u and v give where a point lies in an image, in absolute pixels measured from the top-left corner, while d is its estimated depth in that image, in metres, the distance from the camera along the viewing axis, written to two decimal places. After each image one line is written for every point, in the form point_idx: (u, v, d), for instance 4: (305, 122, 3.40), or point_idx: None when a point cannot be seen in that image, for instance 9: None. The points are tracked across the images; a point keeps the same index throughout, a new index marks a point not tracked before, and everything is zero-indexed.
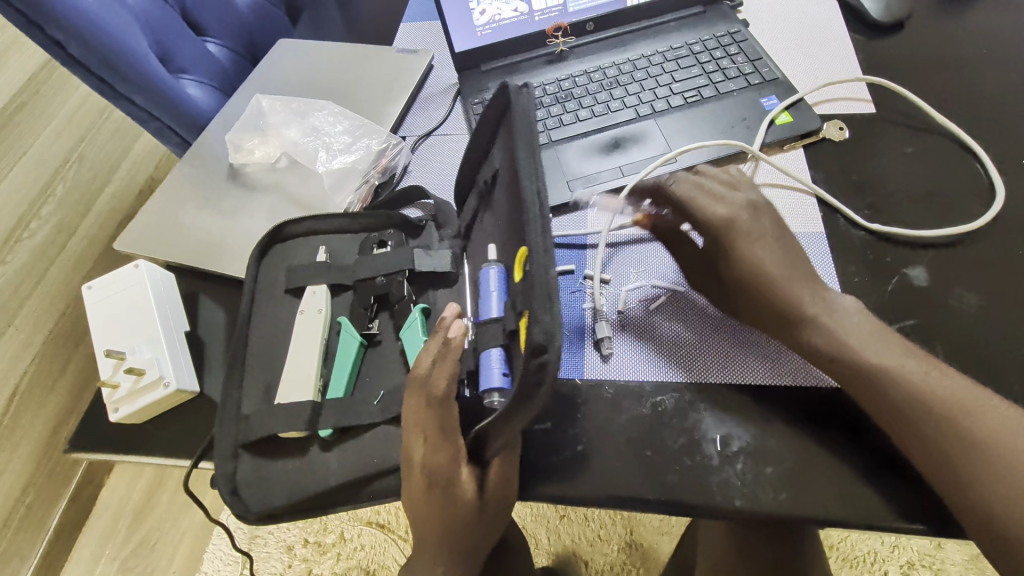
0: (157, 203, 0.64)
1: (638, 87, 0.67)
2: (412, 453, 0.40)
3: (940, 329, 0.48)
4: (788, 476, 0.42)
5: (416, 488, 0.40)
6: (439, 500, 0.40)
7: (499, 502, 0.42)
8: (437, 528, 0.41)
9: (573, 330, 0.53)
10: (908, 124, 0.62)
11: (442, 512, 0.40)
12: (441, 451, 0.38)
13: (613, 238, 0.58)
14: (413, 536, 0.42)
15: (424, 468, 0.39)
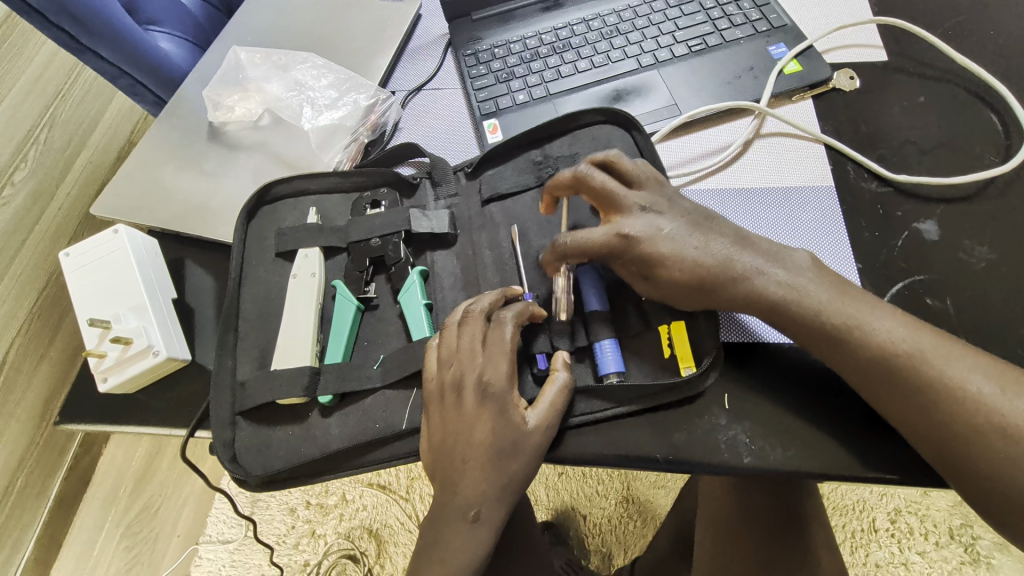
0: (133, 164, 0.61)
1: (640, 35, 0.64)
2: (466, 372, 0.42)
3: (950, 284, 0.47)
4: (796, 433, 0.42)
5: (467, 406, 0.41)
6: (490, 417, 0.41)
7: (548, 429, 0.42)
8: (480, 455, 0.40)
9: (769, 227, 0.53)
10: (920, 73, 0.59)
11: (491, 433, 0.41)
12: (497, 365, 0.42)
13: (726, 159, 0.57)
14: (444, 472, 0.42)
15: (477, 384, 0.41)
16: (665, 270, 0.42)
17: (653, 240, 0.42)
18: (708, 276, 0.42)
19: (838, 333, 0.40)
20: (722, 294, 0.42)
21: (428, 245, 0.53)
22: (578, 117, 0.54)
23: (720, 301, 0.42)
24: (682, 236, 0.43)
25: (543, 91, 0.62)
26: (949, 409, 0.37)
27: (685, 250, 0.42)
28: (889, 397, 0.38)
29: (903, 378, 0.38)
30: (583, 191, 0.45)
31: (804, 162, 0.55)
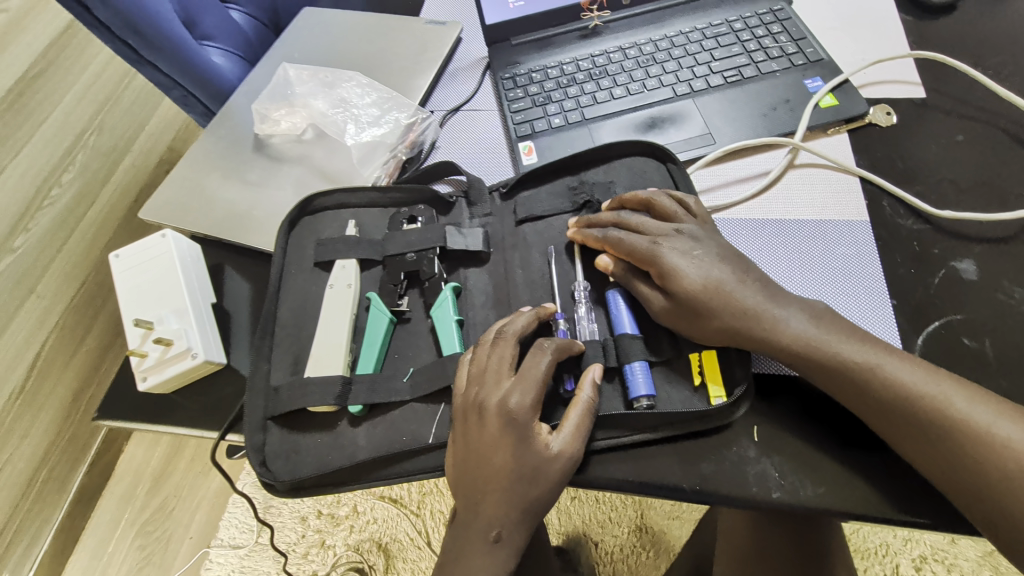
0: (181, 172, 0.63)
1: (676, 65, 0.65)
2: (490, 395, 0.42)
3: (988, 325, 0.47)
4: (827, 471, 0.41)
5: (489, 429, 0.41)
6: (511, 443, 0.41)
7: (572, 457, 0.41)
8: (502, 478, 0.41)
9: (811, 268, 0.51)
10: (958, 111, 0.59)
11: (512, 458, 0.40)
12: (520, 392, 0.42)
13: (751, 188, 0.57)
14: (465, 492, 0.42)
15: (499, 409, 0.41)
16: (711, 308, 0.42)
17: (685, 256, 0.44)
18: (744, 312, 0.42)
19: (867, 380, 0.39)
20: (758, 330, 0.42)
21: (461, 263, 0.54)
22: (615, 145, 0.55)
23: (753, 338, 0.42)
24: (713, 266, 0.44)
25: (579, 115, 0.63)
26: (990, 456, 0.36)
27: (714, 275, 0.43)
28: (922, 448, 0.38)
29: (937, 427, 0.37)
30: (608, 241, 0.48)
31: (839, 195, 0.55)
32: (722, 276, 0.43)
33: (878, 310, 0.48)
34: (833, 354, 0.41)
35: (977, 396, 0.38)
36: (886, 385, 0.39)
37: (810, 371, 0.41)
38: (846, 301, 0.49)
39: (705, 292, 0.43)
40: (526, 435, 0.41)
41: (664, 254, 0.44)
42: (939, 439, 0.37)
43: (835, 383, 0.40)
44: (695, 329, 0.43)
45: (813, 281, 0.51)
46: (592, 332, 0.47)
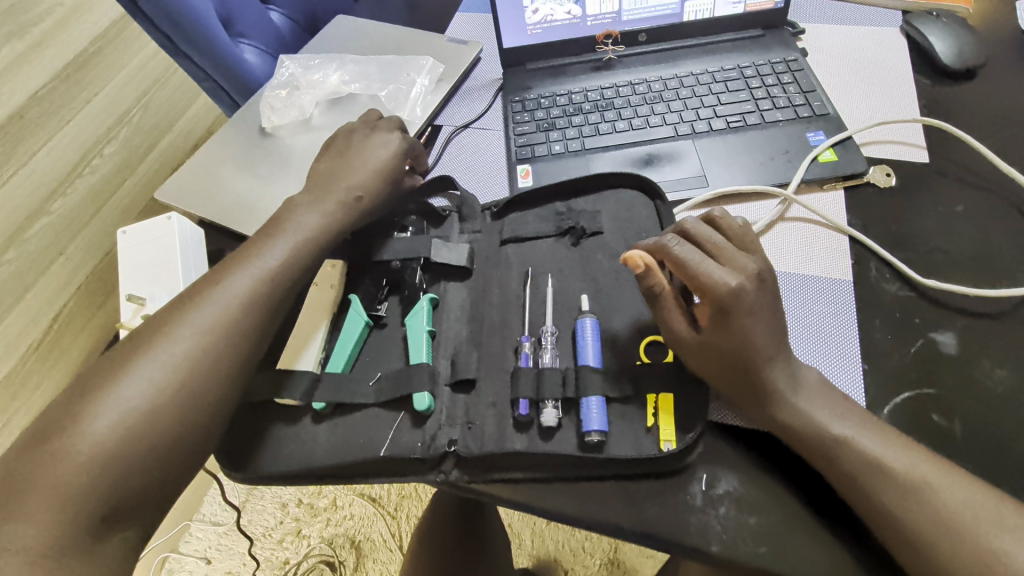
0: (199, 159, 0.67)
1: (681, 105, 0.66)
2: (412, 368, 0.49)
3: (960, 403, 0.46)
4: (770, 531, 0.41)
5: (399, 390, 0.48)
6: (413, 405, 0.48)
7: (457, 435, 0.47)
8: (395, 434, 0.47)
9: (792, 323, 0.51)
10: (962, 180, 0.59)
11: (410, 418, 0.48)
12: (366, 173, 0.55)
13: None
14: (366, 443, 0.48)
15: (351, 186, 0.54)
16: (731, 352, 0.42)
17: (753, 306, 0.42)
18: (747, 362, 0.42)
19: (826, 444, 0.40)
20: (754, 374, 0.42)
21: (444, 276, 0.56)
22: (607, 176, 0.56)
23: (746, 382, 0.42)
24: (763, 320, 0.42)
25: (579, 144, 0.65)
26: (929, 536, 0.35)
27: (760, 330, 0.42)
28: None
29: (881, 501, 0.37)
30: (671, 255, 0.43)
31: (827, 252, 0.55)
32: (759, 337, 0.42)
33: (846, 371, 0.48)
34: (804, 419, 0.41)
35: (949, 477, 0.38)
36: (858, 455, 0.39)
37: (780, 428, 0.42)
38: (817, 358, 0.49)
39: (737, 350, 0.42)
40: (427, 405, 0.47)
41: (725, 295, 0.41)
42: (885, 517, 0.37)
43: (805, 448, 0.40)
44: (705, 365, 0.43)
45: (794, 337, 0.50)
46: (554, 361, 0.48)
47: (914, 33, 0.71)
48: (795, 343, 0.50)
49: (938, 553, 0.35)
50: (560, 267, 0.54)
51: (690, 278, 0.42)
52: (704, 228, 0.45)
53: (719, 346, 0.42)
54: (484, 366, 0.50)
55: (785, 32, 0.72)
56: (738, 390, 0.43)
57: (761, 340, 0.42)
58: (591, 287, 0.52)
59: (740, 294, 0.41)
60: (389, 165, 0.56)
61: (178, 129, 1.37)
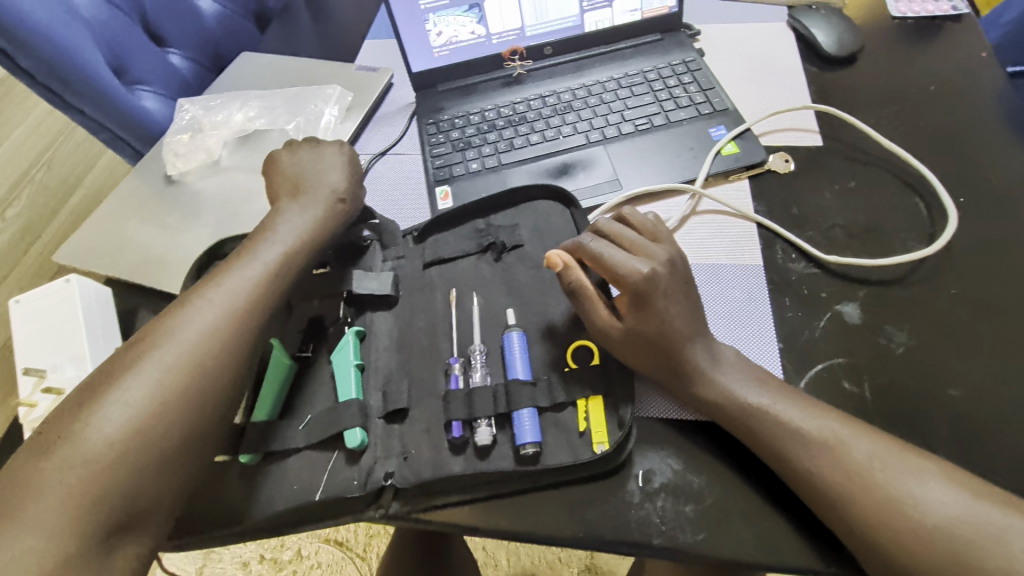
0: (101, 215, 0.64)
1: (591, 113, 0.68)
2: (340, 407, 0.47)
3: (869, 368, 0.48)
4: (707, 516, 0.42)
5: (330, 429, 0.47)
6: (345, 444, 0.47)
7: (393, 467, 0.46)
8: (329, 476, 0.46)
9: (711, 310, 0.53)
10: (852, 158, 0.63)
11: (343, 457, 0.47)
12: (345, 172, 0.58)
13: None
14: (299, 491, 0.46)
15: (328, 189, 0.56)
16: (654, 342, 0.42)
17: (668, 291, 0.43)
18: (669, 350, 0.43)
19: (754, 421, 0.41)
20: (676, 361, 0.43)
21: (370, 306, 0.55)
22: (523, 190, 0.57)
23: (672, 370, 0.43)
24: (679, 309, 0.43)
25: (495, 160, 0.65)
26: (848, 499, 0.37)
27: (677, 315, 0.43)
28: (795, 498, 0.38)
29: (807, 469, 0.38)
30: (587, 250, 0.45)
31: (736, 239, 0.58)
32: (677, 320, 0.43)
33: (765, 353, 0.50)
34: (728, 398, 0.42)
35: (860, 436, 0.39)
36: (775, 427, 0.40)
37: (712, 408, 0.42)
38: (735, 344, 0.50)
39: (656, 333, 0.42)
40: (359, 442, 0.46)
41: (640, 280, 0.43)
42: (811, 486, 0.38)
43: (730, 425, 0.42)
44: (634, 356, 0.43)
45: (715, 324, 0.52)
46: (484, 379, 0.47)
47: (800, 26, 0.75)
48: (717, 328, 0.52)
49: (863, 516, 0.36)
50: (484, 285, 0.54)
51: (605, 270, 0.44)
52: (615, 226, 0.47)
53: (639, 331, 0.43)
54: (415, 394, 0.49)
55: (682, 34, 0.75)
56: (663, 376, 0.43)
57: (678, 327, 0.43)
58: (516, 300, 0.53)
59: (652, 280, 0.43)
60: (314, 199, 0.55)
61: (88, 182, 1.29)
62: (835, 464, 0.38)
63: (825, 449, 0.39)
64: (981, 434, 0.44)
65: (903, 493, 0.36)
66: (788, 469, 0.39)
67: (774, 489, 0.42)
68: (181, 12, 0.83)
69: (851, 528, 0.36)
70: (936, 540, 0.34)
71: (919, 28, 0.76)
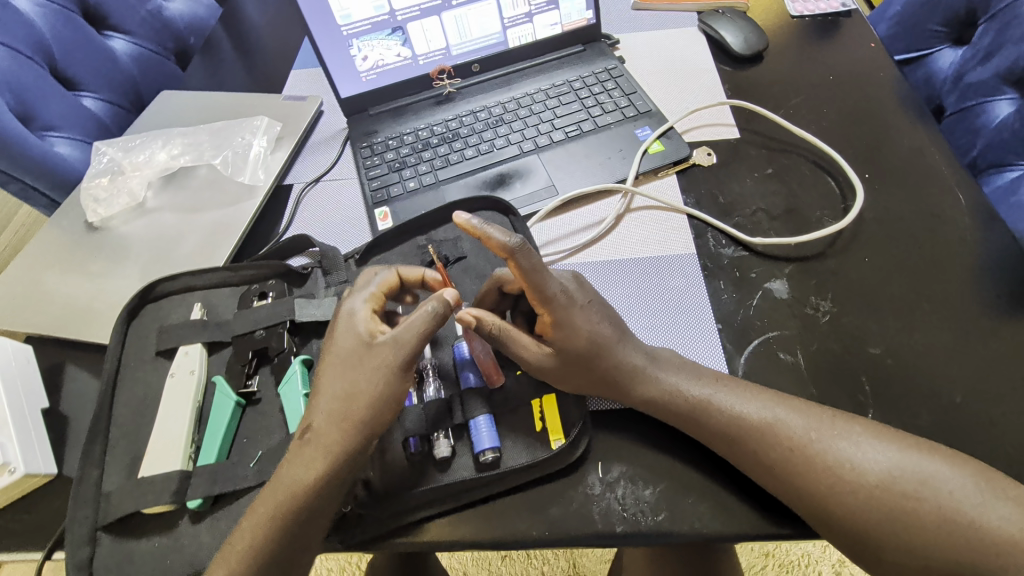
0: (14, 269, 0.60)
1: (522, 124, 0.70)
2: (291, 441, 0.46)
3: (801, 338, 0.51)
4: (666, 497, 0.43)
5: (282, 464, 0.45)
6: None
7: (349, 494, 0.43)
8: None
9: (635, 312, 0.54)
10: (767, 146, 0.67)
11: None
12: (332, 385, 0.42)
13: (577, 236, 0.61)
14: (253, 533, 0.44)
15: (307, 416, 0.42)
16: (585, 358, 0.43)
17: (580, 307, 0.44)
18: (602, 360, 0.44)
19: (701, 414, 0.42)
20: (605, 369, 0.44)
21: (316, 333, 0.53)
22: (461, 203, 0.58)
23: (609, 378, 0.44)
24: (598, 319, 0.45)
25: (432, 177, 0.66)
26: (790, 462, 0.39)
27: (597, 327, 0.44)
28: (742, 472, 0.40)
29: (755, 446, 0.40)
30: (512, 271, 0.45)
31: (669, 231, 0.60)
32: (598, 328, 0.44)
33: (706, 336, 0.52)
34: (670, 392, 0.43)
35: (797, 413, 0.41)
36: (720, 416, 0.42)
37: (659, 410, 0.43)
38: (659, 342, 0.52)
39: (587, 347, 0.43)
40: None
41: (557, 302, 0.43)
42: (758, 458, 0.40)
43: (678, 421, 0.43)
44: (563, 376, 0.44)
45: (639, 326, 0.53)
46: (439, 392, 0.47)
47: (710, 31, 0.80)
48: (641, 329, 0.53)
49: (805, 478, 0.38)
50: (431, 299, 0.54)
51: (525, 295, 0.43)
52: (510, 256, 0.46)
53: (570, 349, 0.43)
54: None
55: (602, 44, 0.78)
56: (602, 386, 0.44)
57: (601, 333, 0.44)
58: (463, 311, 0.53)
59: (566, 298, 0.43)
60: None
61: (3, 241, 1.21)
62: (778, 436, 0.40)
63: (766, 425, 0.41)
64: (904, 388, 0.48)
65: (838, 455, 0.39)
66: (736, 444, 0.41)
67: (724, 465, 0.43)
68: (92, 53, 0.80)
69: (793, 492, 0.38)
70: (867, 491, 0.37)
71: (815, 25, 0.82)
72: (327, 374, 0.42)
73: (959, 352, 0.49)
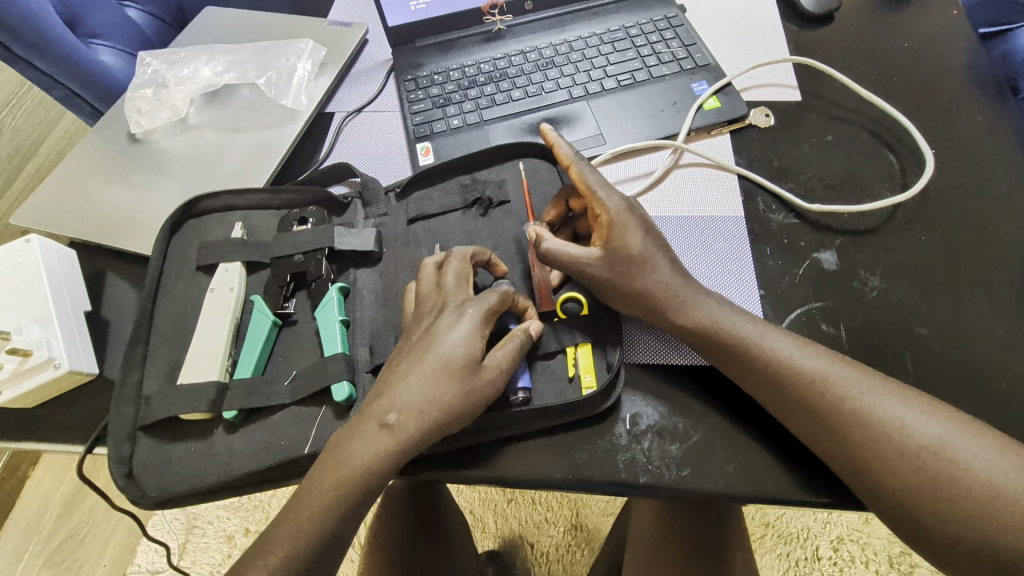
0: (59, 174, 0.60)
1: (573, 68, 0.67)
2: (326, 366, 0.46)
3: (845, 312, 0.50)
4: (693, 454, 0.43)
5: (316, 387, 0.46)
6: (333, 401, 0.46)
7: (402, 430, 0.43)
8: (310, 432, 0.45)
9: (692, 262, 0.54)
10: (829, 112, 0.63)
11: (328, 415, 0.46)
12: (423, 400, 0.40)
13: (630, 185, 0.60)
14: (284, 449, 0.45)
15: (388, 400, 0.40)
16: (631, 270, 0.44)
17: (636, 223, 0.46)
18: (648, 277, 0.45)
19: (751, 356, 0.42)
20: (647, 287, 0.45)
21: (352, 264, 0.54)
22: (508, 144, 0.56)
23: (653, 301, 0.45)
24: (653, 243, 0.46)
25: (477, 116, 0.64)
26: (839, 431, 0.38)
27: (652, 251, 0.45)
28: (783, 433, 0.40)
29: (804, 404, 0.40)
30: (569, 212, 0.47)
31: (718, 190, 0.58)
32: (652, 249, 0.45)
33: (747, 300, 0.51)
34: (714, 323, 0.43)
35: (857, 371, 0.40)
36: (768, 361, 0.41)
37: (706, 343, 0.43)
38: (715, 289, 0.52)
39: (637, 256, 0.44)
40: (345, 396, 0.45)
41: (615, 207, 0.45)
42: (805, 417, 0.40)
43: (720, 352, 0.43)
44: (609, 285, 0.45)
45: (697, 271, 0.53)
46: None
47: None
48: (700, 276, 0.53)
49: (851, 448, 0.38)
50: (470, 239, 0.54)
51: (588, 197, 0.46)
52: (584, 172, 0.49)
53: (617, 257, 0.44)
54: None
55: None
56: (646, 306, 0.45)
57: (650, 256, 0.45)
58: (502, 254, 0.53)
59: (624, 208, 0.45)
60: None
61: (44, 151, 1.21)
62: (828, 403, 0.39)
63: (816, 387, 0.40)
64: (945, 371, 0.47)
65: (887, 431, 0.38)
66: (783, 401, 0.40)
67: (756, 428, 0.43)
68: None
69: (830, 453, 0.39)
70: (904, 461, 0.37)
71: None
72: (415, 369, 0.41)
73: (1008, 340, 0.48)
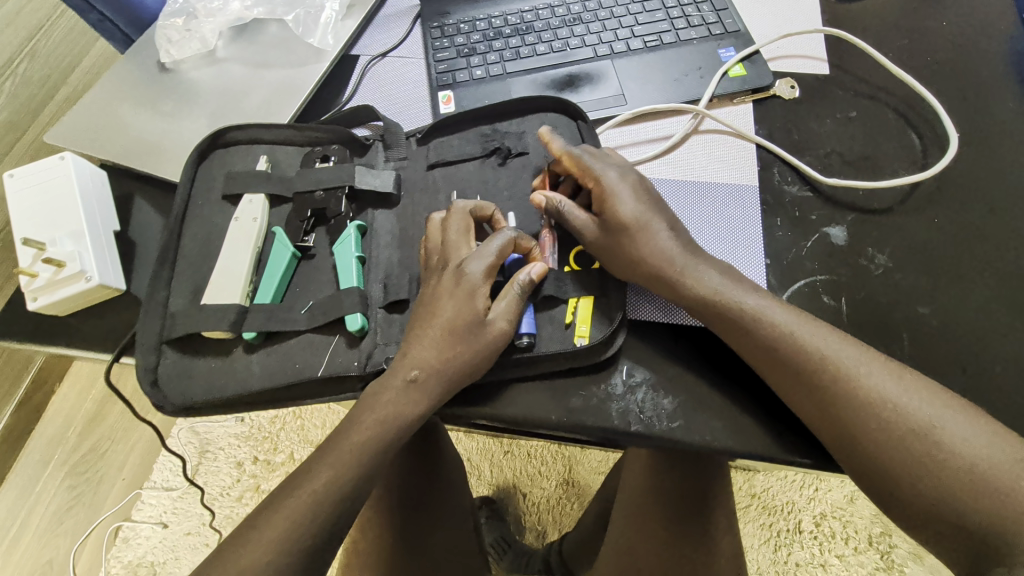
0: (91, 97, 0.62)
1: (600, 26, 0.66)
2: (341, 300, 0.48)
3: (847, 287, 0.51)
4: (683, 408, 0.45)
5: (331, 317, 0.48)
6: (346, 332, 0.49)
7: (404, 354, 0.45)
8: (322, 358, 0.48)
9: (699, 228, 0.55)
10: (858, 89, 0.63)
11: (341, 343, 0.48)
12: None
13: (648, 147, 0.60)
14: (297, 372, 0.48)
15: (409, 360, 0.44)
16: (628, 236, 0.47)
17: (628, 192, 0.49)
18: (646, 244, 0.47)
19: (748, 326, 0.43)
20: (645, 253, 0.47)
21: (371, 204, 0.55)
22: (530, 97, 0.57)
23: (652, 267, 0.46)
24: (649, 211, 0.48)
25: (500, 69, 0.64)
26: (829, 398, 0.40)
27: (650, 220, 0.48)
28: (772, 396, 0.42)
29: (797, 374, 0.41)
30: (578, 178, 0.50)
31: (736, 158, 0.59)
32: (649, 217, 0.48)
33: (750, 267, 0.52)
34: (712, 291, 0.45)
35: (855, 349, 0.42)
36: (766, 330, 0.43)
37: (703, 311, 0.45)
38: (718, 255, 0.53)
39: (631, 223, 0.47)
40: (357, 326, 0.48)
41: (607, 179, 0.49)
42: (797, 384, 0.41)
43: (713, 320, 0.45)
44: (607, 251, 0.48)
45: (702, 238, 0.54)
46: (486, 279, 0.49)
47: None
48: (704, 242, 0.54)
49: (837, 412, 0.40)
50: (486, 188, 0.55)
51: (582, 172, 0.50)
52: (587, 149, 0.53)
53: (611, 224, 0.48)
54: (415, 286, 0.51)
55: None
56: (645, 272, 0.47)
57: (647, 222, 0.47)
58: (516, 206, 0.54)
59: (615, 179, 0.49)
60: None
61: (73, 79, 1.22)
62: (824, 371, 0.41)
63: (814, 357, 0.41)
64: (938, 351, 0.48)
65: (870, 398, 0.40)
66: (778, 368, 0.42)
67: (747, 388, 0.45)
68: None
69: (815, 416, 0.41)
70: (888, 418, 0.39)
71: None
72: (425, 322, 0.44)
73: (1006, 327, 0.49)
